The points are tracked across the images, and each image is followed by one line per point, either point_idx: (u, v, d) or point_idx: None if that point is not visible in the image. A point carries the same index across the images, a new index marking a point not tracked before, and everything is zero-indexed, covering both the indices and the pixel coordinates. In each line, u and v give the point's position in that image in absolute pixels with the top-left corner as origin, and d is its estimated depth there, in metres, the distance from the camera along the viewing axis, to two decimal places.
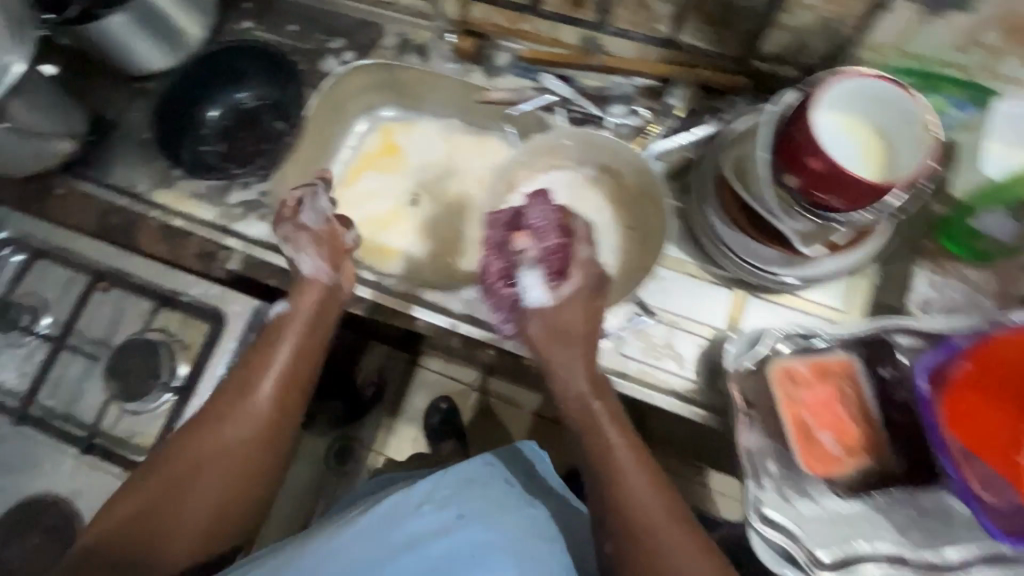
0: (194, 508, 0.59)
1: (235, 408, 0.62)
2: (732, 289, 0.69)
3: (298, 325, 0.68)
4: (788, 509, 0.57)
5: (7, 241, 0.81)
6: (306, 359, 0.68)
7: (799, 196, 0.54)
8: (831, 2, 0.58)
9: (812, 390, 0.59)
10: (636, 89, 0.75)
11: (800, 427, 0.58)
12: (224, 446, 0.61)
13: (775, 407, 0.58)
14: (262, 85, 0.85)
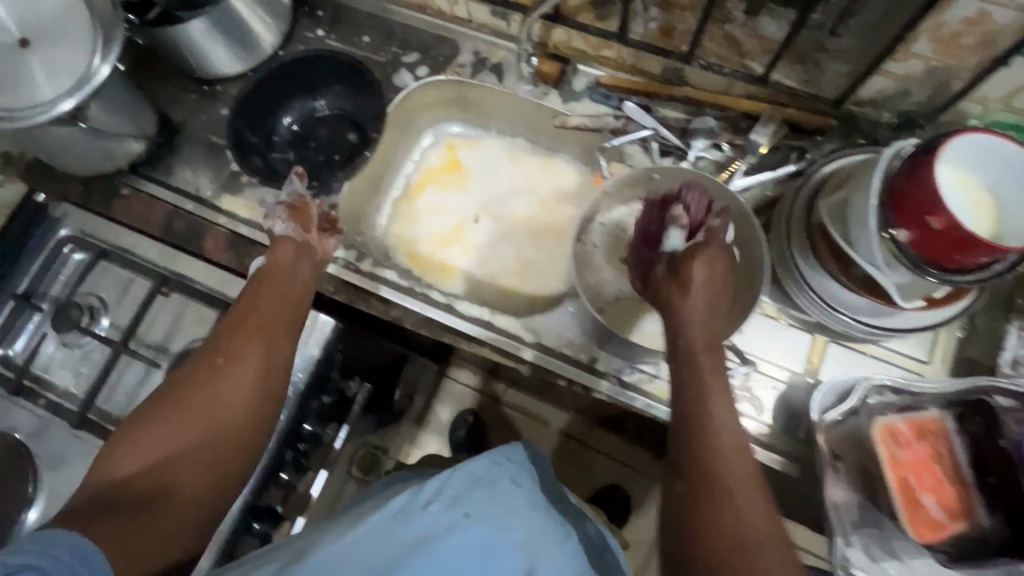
0: (194, 451, 0.55)
1: (228, 352, 0.60)
2: (813, 335, 0.68)
3: (276, 278, 0.67)
4: (877, 569, 0.55)
5: (71, 239, 0.80)
6: (297, 308, 0.66)
7: (910, 251, 0.53)
8: (944, 54, 0.57)
9: (912, 450, 0.58)
10: (719, 123, 0.74)
11: (903, 489, 0.57)
12: (223, 388, 0.58)
13: (879, 467, 0.57)
14: (337, 96, 0.85)
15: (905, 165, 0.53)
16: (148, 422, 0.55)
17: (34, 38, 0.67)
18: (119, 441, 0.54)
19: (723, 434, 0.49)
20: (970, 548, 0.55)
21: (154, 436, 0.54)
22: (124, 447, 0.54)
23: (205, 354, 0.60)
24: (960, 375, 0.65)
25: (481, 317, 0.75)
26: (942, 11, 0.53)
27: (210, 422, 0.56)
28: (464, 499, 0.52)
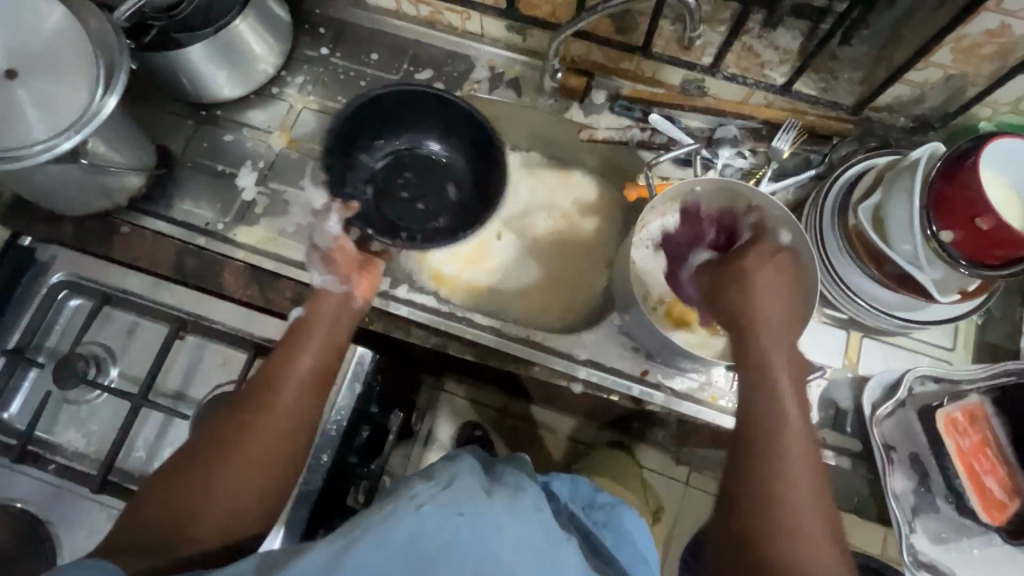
0: (217, 507, 0.50)
1: (259, 401, 0.55)
2: (848, 331, 0.70)
3: (314, 329, 0.62)
4: (941, 548, 0.62)
5: (66, 285, 0.73)
6: (331, 356, 0.62)
7: (954, 251, 0.57)
8: (963, 62, 0.61)
9: (969, 436, 0.63)
10: (741, 131, 0.76)
11: (969, 473, 0.62)
12: (255, 439, 0.53)
13: (946, 456, 0.63)
14: (455, 147, 0.80)
15: (942, 169, 0.57)
16: (176, 474, 0.51)
17: (21, 68, 0.61)
18: (146, 496, 0.50)
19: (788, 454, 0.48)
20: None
21: (180, 489, 0.50)
22: (151, 500, 0.50)
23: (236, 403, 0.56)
24: (985, 359, 0.69)
25: (529, 337, 0.74)
26: (965, 25, 0.57)
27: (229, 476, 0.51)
28: (457, 495, 0.45)
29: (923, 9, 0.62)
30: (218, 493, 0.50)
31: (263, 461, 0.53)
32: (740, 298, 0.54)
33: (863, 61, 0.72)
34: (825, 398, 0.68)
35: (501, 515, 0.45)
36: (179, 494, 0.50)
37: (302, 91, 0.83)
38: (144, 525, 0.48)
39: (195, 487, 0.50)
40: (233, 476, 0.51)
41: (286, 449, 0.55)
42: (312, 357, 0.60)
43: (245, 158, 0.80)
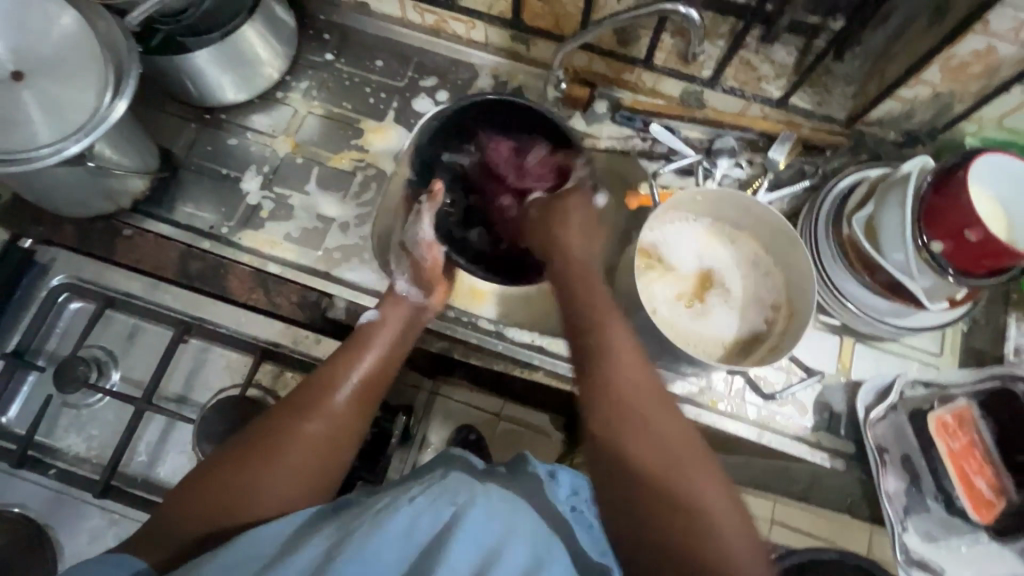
0: (266, 501, 0.51)
1: (314, 403, 0.57)
2: (841, 337, 0.73)
3: (380, 336, 0.65)
4: (935, 547, 0.64)
5: (67, 288, 0.73)
6: (388, 365, 0.63)
7: (944, 261, 0.60)
8: (952, 80, 0.64)
9: (959, 439, 0.66)
10: (738, 143, 0.79)
11: (960, 474, 0.65)
12: (306, 439, 0.55)
13: (938, 458, 0.66)
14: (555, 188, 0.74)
15: (933, 182, 0.60)
16: (225, 463, 0.52)
17: (28, 70, 0.60)
18: (199, 474, 0.52)
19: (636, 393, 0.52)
20: (1015, 523, 0.63)
21: (229, 479, 0.51)
22: (196, 486, 0.51)
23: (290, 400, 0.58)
24: (971, 366, 0.72)
25: (532, 342, 0.76)
26: (954, 45, 0.59)
27: (282, 465, 0.53)
28: (449, 489, 0.49)
29: (915, 28, 0.64)
30: (268, 488, 0.52)
31: (311, 463, 0.54)
32: (569, 235, 0.68)
33: (855, 76, 0.75)
34: (820, 402, 0.70)
35: (493, 507, 0.48)
36: (234, 476, 0.51)
37: (306, 96, 0.84)
38: (191, 509, 0.50)
39: (245, 480, 0.51)
40: (282, 473, 0.52)
41: (335, 455, 0.56)
42: (372, 364, 0.62)
43: (250, 162, 0.80)
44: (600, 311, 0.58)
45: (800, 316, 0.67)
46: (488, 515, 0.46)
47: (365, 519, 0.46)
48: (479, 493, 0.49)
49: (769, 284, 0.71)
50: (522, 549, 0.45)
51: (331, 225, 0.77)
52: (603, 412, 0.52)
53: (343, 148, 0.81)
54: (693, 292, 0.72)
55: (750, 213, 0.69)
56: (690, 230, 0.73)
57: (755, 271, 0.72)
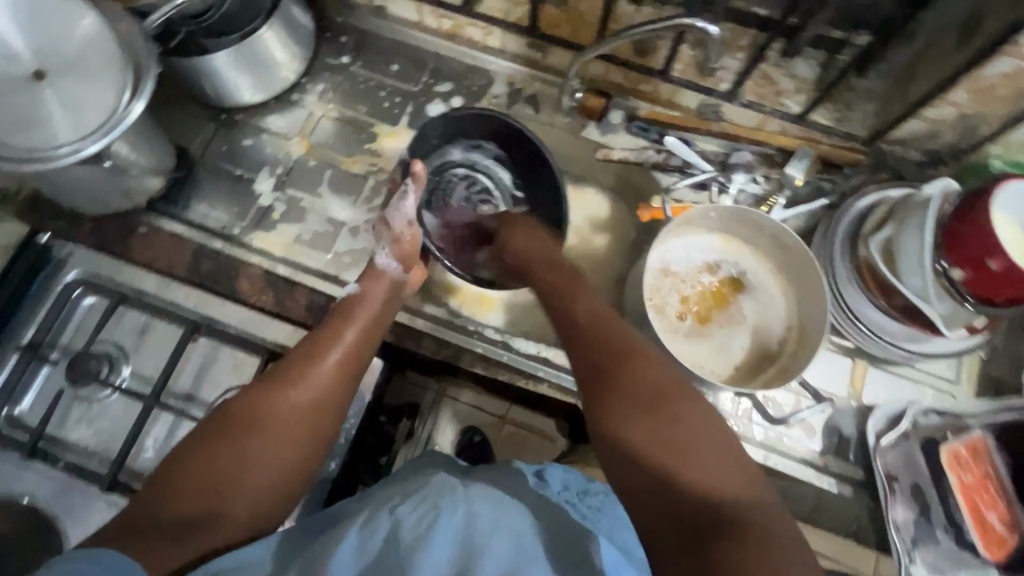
0: (260, 471, 0.54)
1: (300, 372, 0.60)
2: (854, 360, 0.71)
3: (363, 310, 0.67)
4: None
5: (82, 284, 0.74)
6: (370, 334, 0.66)
7: (962, 289, 0.58)
8: (979, 102, 0.62)
9: (974, 473, 0.64)
10: (755, 157, 0.77)
11: (973, 510, 0.63)
12: (294, 409, 0.58)
13: (951, 492, 0.64)
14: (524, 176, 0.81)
15: (955, 206, 0.58)
16: (214, 435, 0.54)
17: (49, 69, 0.61)
18: (187, 448, 0.53)
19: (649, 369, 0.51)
20: None
21: (219, 452, 0.52)
22: (187, 463, 0.51)
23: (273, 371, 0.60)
24: (988, 395, 0.70)
25: (538, 354, 0.75)
26: (983, 65, 0.57)
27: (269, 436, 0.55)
28: (431, 493, 0.49)
29: (943, 46, 0.63)
30: (262, 458, 0.54)
31: (301, 432, 0.57)
32: (538, 244, 0.69)
33: (878, 93, 0.73)
34: (830, 426, 0.69)
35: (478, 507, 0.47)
36: (224, 449, 0.53)
37: (321, 99, 0.84)
38: (186, 487, 0.50)
39: (236, 452, 0.53)
40: (271, 443, 0.55)
41: (320, 423, 0.59)
42: (356, 335, 0.64)
43: (264, 163, 0.81)
44: (577, 295, 0.61)
45: (811, 338, 0.66)
46: (468, 516, 0.46)
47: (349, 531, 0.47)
48: (462, 493, 0.49)
49: (781, 305, 0.71)
50: (505, 546, 0.45)
51: (341, 230, 0.78)
52: (597, 380, 0.52)
53: (355, 152, 0.82)
54: (703, 308, 0.71)
55: (764, 231, 0.68)
56: (702, 246, 0.72)
57: (767, 288, 0.71)
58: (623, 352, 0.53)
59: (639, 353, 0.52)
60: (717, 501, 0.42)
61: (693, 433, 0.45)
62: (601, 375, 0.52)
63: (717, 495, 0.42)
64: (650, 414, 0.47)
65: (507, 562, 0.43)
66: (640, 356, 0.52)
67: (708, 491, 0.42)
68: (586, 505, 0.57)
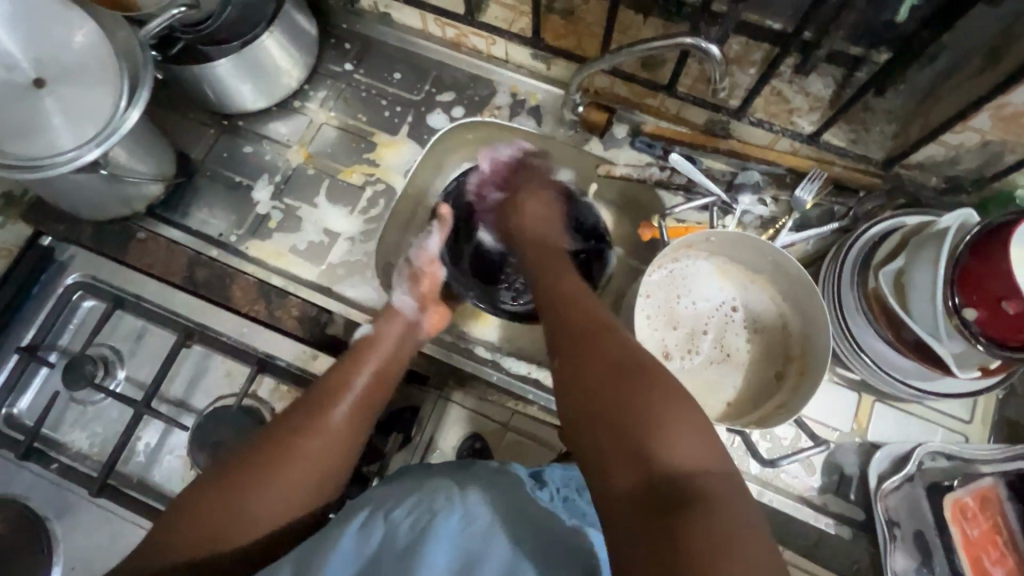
0: (263, 522, 0.52)
1: (313, 422, 0.58)
2: (859, 394, 0.68)
3: (377, 354, 0.65)
4: None
5: (82, 287, 0.75)
6: (387, 378, 0.64)
7: (975, 330, 0.55)
8: (1004, 130, 0.58)
9: (979, 526, 0.61)
10: (765, 178, 0.74)
11: (976, 566, 0.60)
12: (305, 458, 0.55)
13: (954, 545, 0.60)
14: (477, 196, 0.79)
15: (971, 242, 0.55)
16: (219, 483, 0.53)
17: (49, 77, 0.62)
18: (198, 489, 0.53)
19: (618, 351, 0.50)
20: None
21: (225, 500, 0.52)
22: (193, 509, 0.52)
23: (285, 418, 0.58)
24: (1004, 438, 0.66)
25: (528, 374, 0.75)
26: (1008, 92, 0.54)
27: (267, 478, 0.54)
28: (429, 497, 0.48)
29: (967, 69, 0.59)
30: (266, 513, 0.52)
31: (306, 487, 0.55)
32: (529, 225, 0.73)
33: (897, 114, 0.69)
34: (830, 463, 0.66)
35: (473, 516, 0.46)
36: (225, 491, 0.53)
37: (323, 107, 0.83)
38: (191, 530, 0.51)
39: (241, 502, 0.52)
40: (280, 492, 0.53)
41: (325, 477, 0.56)
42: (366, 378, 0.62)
43: (263, 170, 0.81)
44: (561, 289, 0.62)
45: (811, 372, 0.64)
46: (465, 520, 0.46)
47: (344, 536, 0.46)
48: (458, 496, 0.48)
49: (779, 336, 0.69)
50: (501, 549, 0.44)
51: (337, 240, 0.78)
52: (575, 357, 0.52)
53: (354, 161, 0.81)
54: (700, 336, 0.70)
55: (765, 258, 0.66)
56: (700, 270, 0.71)
57: (767, 320, 0.70)
58: (594, 337, 0.52)
59: (612, 336, 0.52)
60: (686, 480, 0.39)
61: (661, 407, 0.44)
62: (573, 361, 0.51)
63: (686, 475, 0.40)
64: (623, 391, 0.45)
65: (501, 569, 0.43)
66: (610, 339, 0.52)
67: (681, 469, 0.40)
68: (582, 502, 0.53)
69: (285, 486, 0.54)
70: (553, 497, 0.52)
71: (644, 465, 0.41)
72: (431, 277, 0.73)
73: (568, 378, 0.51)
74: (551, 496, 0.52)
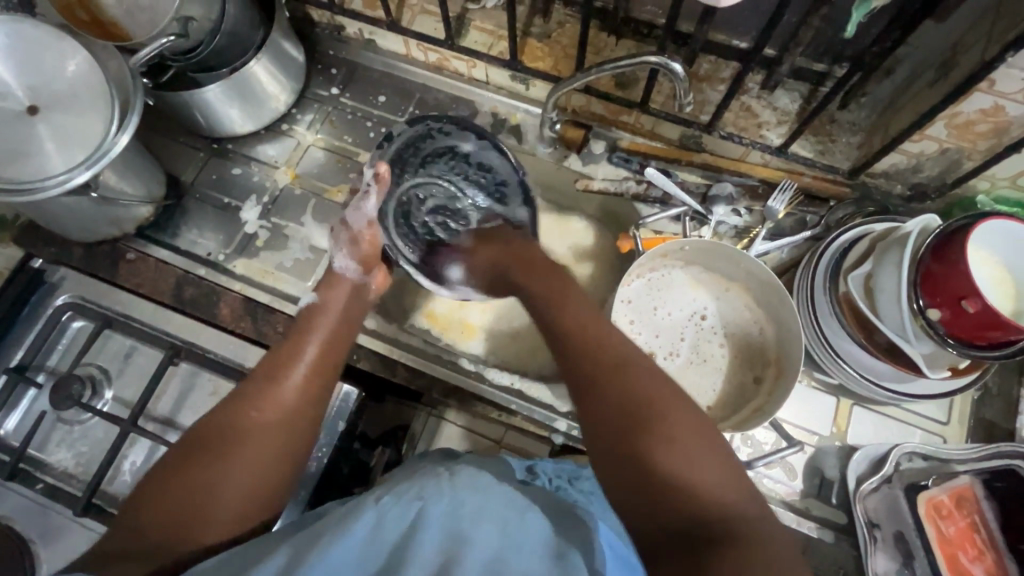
0: (226, 494, 0.50)
1: (265, 395, 0.56)
2: (837, 398, 0.69)
3: (326, 322, 0.64)
4: None
5: (71, 308, 0.77)
6: (337, 344, 0.63)
7: (939, 329, 0.56)
8: (958, 138, 0.61)
9: (956, 525, 0.62)
10: (738, 190, 0.76)
11: (955, 567, 0.61)
12: (264, 426, 0.54)
13: (931, 546, 0.61)
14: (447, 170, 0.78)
15: (931, 245, 0.57)
16: (174, 467, 0.50)
17: (42, 105, 0.64)
18: (155, 481, 0.50)
19: (636, 379, 0.51)
20: None
21: (186, 481, 0.49)
22: (152, 496, 0.49)
23: (237, 396, 0.56)
24: (981, 439, 0.67)
25: (511, 386, 0.75)
26: (959, 102, 0.56)
27: (227, 454, 0.51)
28: (416, 485, 0.47)
29: (921, 81, 0.62)
30: (229, 482, 0.50)
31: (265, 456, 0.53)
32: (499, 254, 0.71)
33: (862, 125, 0.72)
34: (811, 467, 0.67)
35: (462, 502, 0.45)
36: (184, 473, 0.50)
37: (311, 129, 0.86)
38: (155, 514, 0.48)
39: (203, 478, 0.50)
40: (241, 468, 0.51)
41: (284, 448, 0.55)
42: (317, 348, 0.61)
43: (251, 191, 0.83)
44: (567, 301, 0.60)
45: (787, 376, 0.65)
46: (454, 506, 0.45)
47: (329, 526, 0.44)
48: (447, 485, 0.47)
49: (757, 342, 0.71)
50: (493, 535, 0.43)
51: (322, 257, 0.80)
52: (587, 383, 0.52)
53: (341, 181, 0.83)
54: (676, 344, 0.71)
55: (738, 264, 0.68)
56: (677, 279, 0.73)
57: (746, 324, 0.71)
58: (619, 370, 0.51)
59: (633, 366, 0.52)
60: (717, 517, 0.42)
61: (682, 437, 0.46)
62: (594, 420, 0.50)
63: (715, 510, 0.43)
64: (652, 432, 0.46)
65: (493, 554, 0.41)
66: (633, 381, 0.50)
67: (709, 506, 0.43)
68: (573, 491, 0.55)
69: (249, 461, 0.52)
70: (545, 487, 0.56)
71: (679, 506, 0.43)
72: (373, 238, 0.71)
73: (595, 419, 0.50)
74: (543, 486, 0.56)
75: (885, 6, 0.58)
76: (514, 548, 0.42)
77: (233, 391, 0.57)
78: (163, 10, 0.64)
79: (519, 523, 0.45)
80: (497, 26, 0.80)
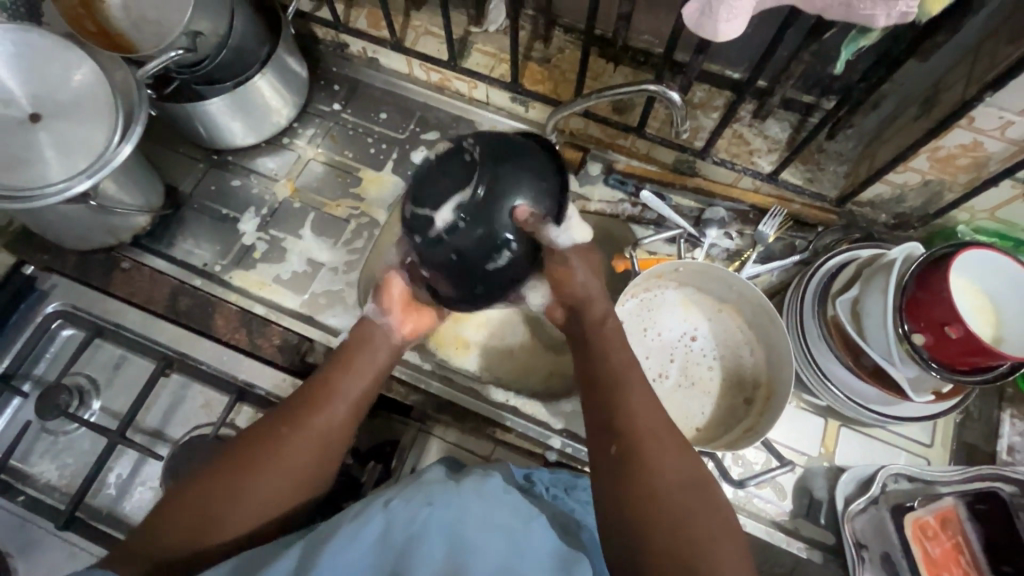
0: (247, 512, 0.51)
1: (296, 419, 0.56)
2: (825, 419, 0.71)
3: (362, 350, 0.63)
4: None
5: (62, 316, 0.76)
6: (371, 386, 0.61)
7: (925, 354, 0.58)
8: (940, 171, 0.63)
9: (940, 545, 0.63)
10: (730, 215, 0.78)
11: None
12: (293, 455, 0.54)
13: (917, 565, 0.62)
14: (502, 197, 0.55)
15: (916, 272, 0.59)
16: (203, 481, 0.51)
17: (45, 113, 0.64)
18: (181, 490, 0.51)
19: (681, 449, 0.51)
20: None
21: (212, 497, 0.50)
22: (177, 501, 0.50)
23: (270, 418, 0.56)
24: (964, 462, 0.69)
25: (505, 403, 0.75)
26: (940, 137, 0.59)
27: (254, 474, 0.52)
28: (423, 489, 0.47)
29: (905, 116, 0.65)
30: (252, 502, 0.51)
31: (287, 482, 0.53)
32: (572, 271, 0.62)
33: (848, 156, 0.74)
34: (800, 487, 0.69)
35: (470, 506, 0.46)
36: (210, 487, 0.51)
37: (311, 143, 0.87)
38: (175, 522, 0.49)
39: (227, 494, 0.50)
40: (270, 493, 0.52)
41: (307, 482, 0.55)
42: (352, 377, 0.60)
43: (250, 204, 0.83)
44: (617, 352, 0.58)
45: (778, 397, 0.67)
46: (461, 510, 0.45)
47: (340, 526, 0.44)
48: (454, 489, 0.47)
49: (748, 363, 0.72)
50: (499, 549, 0.43)
51: (319, 270, 0.80)
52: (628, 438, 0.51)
53: (340, 196, 0.84)
54: (675, 362, 0.72)
55: (731, 287, 0.70)
56: (670, 300, 0.75)
57: (738, 345, 0.73)
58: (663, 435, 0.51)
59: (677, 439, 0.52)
60: None
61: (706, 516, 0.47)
62: (610, 481, 0.50)
63: None
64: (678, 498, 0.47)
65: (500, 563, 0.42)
66: (660, 457, 0.49)
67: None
68: (572, 502, 0.57)
69: (271, 487, 0.52)
70: (545, 495, 0.56)
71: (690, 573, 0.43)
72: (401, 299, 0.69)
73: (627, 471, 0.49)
74: (542, 494, 0.56)
75: (872, 45, 0.61)
76: (522, 559, 0.43)
77: (269, 413, 0.57)
78: (172, 25, 0.65)
79: (524, 533, 0.46)
80: (498, 49, 0.83)
